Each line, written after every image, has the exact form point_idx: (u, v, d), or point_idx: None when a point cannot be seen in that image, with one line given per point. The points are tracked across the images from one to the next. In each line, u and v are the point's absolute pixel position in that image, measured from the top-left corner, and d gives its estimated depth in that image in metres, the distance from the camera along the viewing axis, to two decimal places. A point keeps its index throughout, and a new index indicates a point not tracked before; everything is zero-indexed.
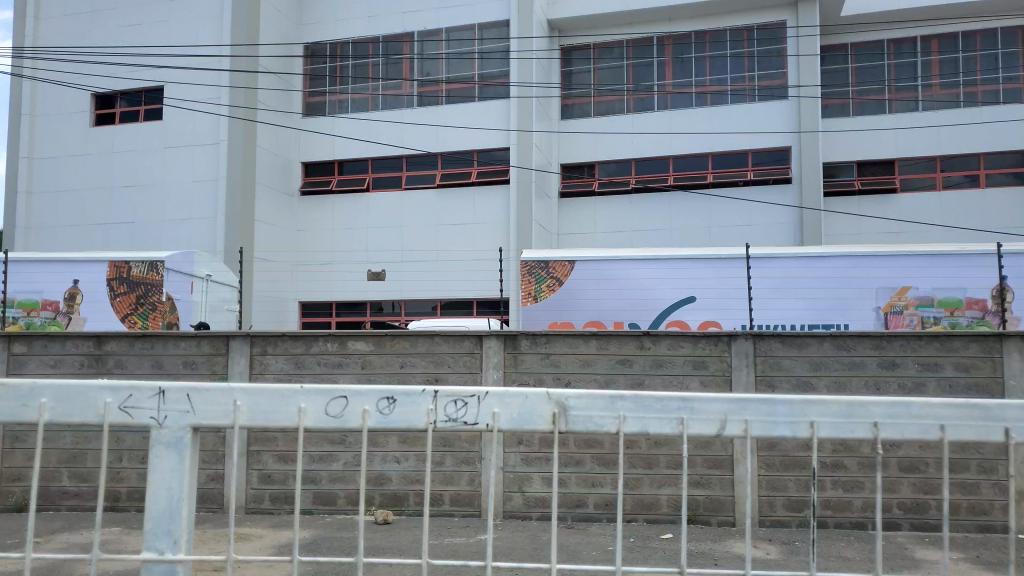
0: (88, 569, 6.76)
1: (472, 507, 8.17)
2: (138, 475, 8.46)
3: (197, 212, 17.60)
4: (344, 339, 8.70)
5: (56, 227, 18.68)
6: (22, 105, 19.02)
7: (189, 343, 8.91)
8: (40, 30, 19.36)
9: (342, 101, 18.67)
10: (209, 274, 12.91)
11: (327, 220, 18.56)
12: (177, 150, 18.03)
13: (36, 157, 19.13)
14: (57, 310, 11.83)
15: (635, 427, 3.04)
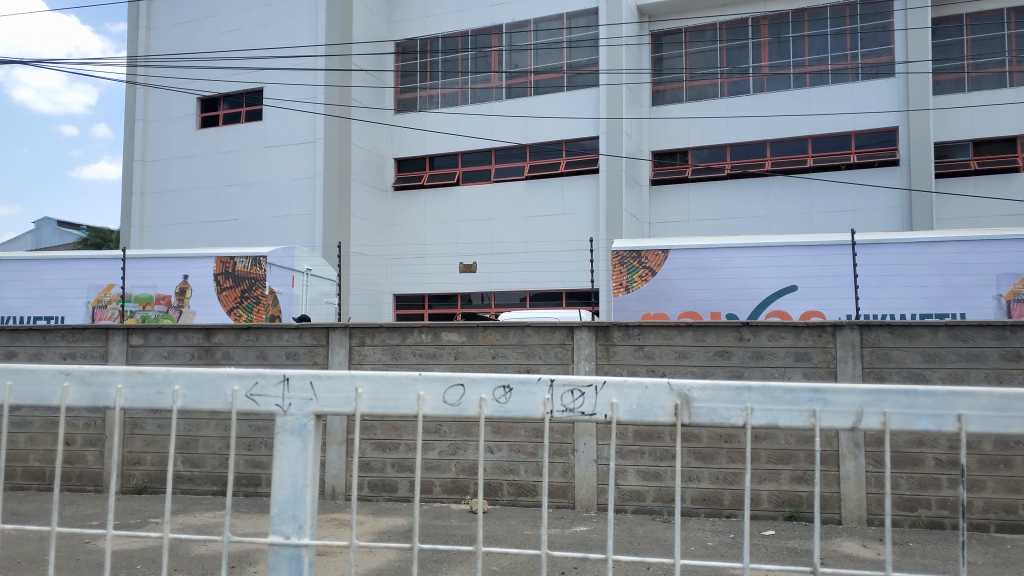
0: (203, 550, 7.14)
1: (566, 499, 8.12)
2: (245, 461, 8.83)
3: (296, 209, 18.24)
4: (438, 330, 8.83)
5: (166, 225, 19.77)
6: (136, 111, 20.32)
7: (292, 335, 9.24)
8: (151, 39, 20.52)
9: (433, 96, 19.01)
10: (309, 268, 13.34)
11: (418, 214, 18.91)
12: (277, 149, 18.67)
13: (148, 159, 20.30)
14: (169, 304, 12.48)
15: (762, 422, 2.28)
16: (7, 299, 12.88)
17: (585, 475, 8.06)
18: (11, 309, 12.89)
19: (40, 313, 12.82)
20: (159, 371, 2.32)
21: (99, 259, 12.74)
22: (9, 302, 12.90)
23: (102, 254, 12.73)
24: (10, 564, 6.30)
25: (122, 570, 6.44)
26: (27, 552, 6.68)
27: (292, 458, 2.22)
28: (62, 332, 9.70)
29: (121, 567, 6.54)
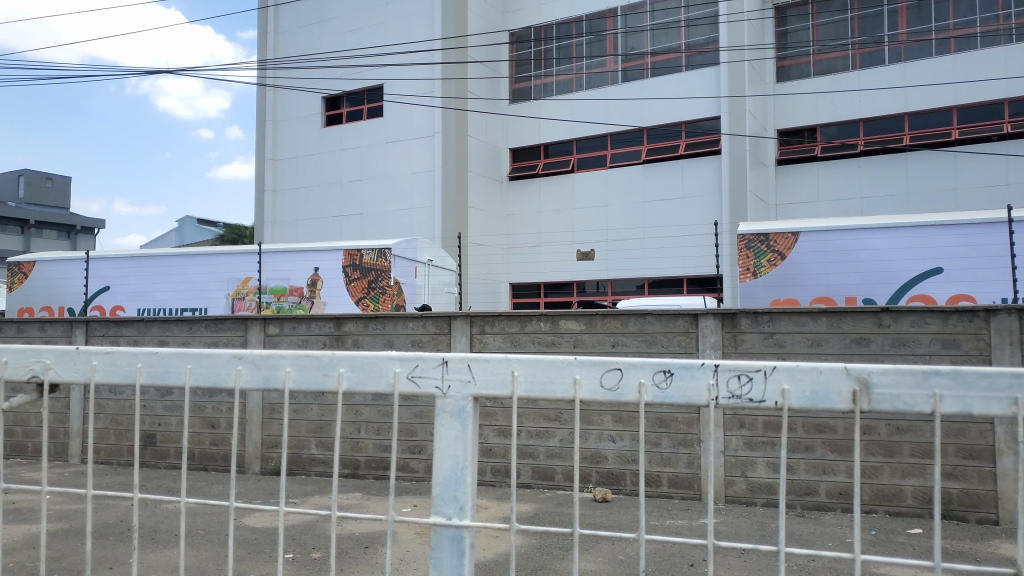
0: (335, 530, 7.45)
1: (692, 490, 7.96)
2: (374, 445, 9.19)
3: (416, 201, 18.73)
4: (556, 318, 8.84)
5: (295, 220, 20.79)
6: (267, 113, 21.50)
7: (416, 323, 9.49)
8: (279, 43, 21.61)
9: (547, 84, 19.04)
10: (430, 259, 13.72)
11: (534, 203, 19.02)
12: (397, 144, 19.22)
13: (278, 158, 21.41)
14: (301, 295, 13.14)
15: (960, 413, 1.87)
16: (157, 292, 13.92)
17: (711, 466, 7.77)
18: (161, 302, 13.93)
19: (186, 305, 13.78)
20: (323, 356, 2.29)
21: (238, 254, 13.55)
22: (160, 295, 13.94)
23: (240, 249, 13.53)
24: (169, 536, 6.81)
25: (267, 545, 6.83)
26: (182, 525, 7.20)
27: (451, 441, 2.15)
28: (206, 322, 10.38)
29: (267, 542, 6.94)
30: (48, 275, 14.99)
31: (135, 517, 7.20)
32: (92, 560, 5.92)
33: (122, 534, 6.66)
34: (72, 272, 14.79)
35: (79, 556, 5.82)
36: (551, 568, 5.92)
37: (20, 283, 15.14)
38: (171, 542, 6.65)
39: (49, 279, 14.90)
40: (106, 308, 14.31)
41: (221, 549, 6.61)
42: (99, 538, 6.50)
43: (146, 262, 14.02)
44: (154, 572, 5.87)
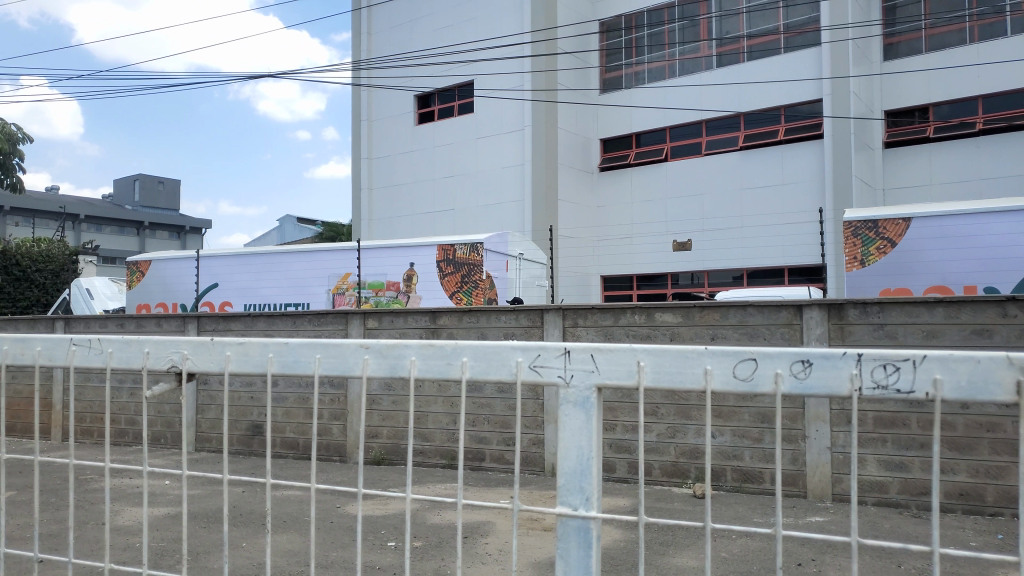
0: (434, 519, 7.57)
1: (796, 488, 7.65)
2: (470, 436, 9.31)
3: (507, 195, 18.84)
4: (652, 311, 8.67)
5: (390, 217, 21.29)
6: (362, 112, 22.11)
7: (508, 317, 9.54)
8: (373, 43, 22.15)
9: (638, 73, 18.79)
10: (521, 253, 13.69)
11: (626, 194, 18.83)
12: (488, 139, 19.37)
13: (373, 156, 21.98)
14: (398, 290, 13.44)
15: None
16: (262, 288, 14.52)
17: (818, 465, 7.50)
18: (266, 298, 14.53)
19: (289, 300, 14.32)
20: (447, 346, 2.32)
21: (337, 251, 13.97)
22: (264, 291, 14.55)
23: (339, 246, 13.95)
24: (278, 522, 7.09)
25: (371, 533, 7.03)
26: (290, 512, 7.49)
27: (576, 432, 2.12)
28: (309, 317, 10.75)
29: (371, 531, 7.13)
30: (163, 273, 15.87)
31: (247, 502, 7.54)
32: (209, 542, 6.23)
33: (236, 519, 6.98)
34: (184, 270, 15.60)
35: (199, 540, 6.14)
36: (653, 564, 5.83)
37: (137, 281, 16.08)
38: (281, 528, 6.93)
39: (164, 277, 15.78)
40: (216, 304, 15.03)
41: (327, 536, 6.84)
42: (217, 522, 6.84)
43: (251, 260, 14.64)
44: (268, 557, 6.13)
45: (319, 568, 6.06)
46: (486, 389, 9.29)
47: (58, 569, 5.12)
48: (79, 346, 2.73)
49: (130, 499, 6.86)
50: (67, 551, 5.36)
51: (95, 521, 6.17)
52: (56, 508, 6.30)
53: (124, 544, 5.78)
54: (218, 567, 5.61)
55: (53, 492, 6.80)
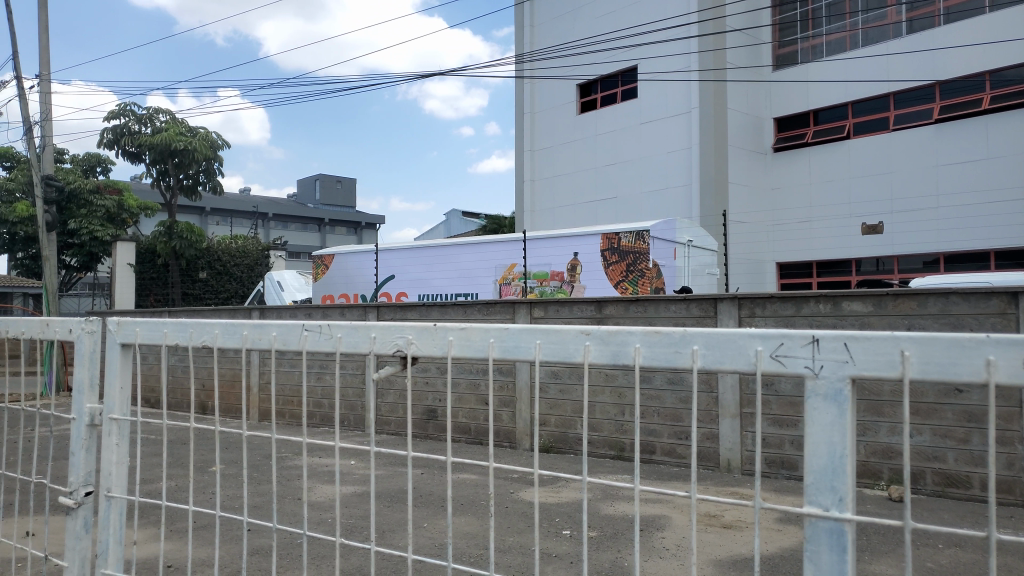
0: (606, 510, 7.46)
1: (1013, 496, 6.80)
2: (639, 428, 9.19)
3: (672, 181, 18.44)
4: (838, 299, 8.08)
5: (553, 207, 21.47)
6: (525, 105, 22.46)
7: (679, 306, 9.30)
8: (535, 36, 22.40)
9: (816, 46, 17.81)
10: (690, 240, 13.33)
11: (803, 174, 17.85)
12: (652, 124, 19.01)
13: (535, 148, 22.27)
14: (563, 280, 13.51)
15: None
16: (433, 279, 15.09)
17: None
18: (438, 288, 15.09)
19: (459, 291, 14.80)
20: (674, 332, 2.20)
21: (504, 242, 14.23)
22: (436, 282, 15.10)
23: (506, 236, 14.23)
24: (455, 504, 7.28)
25: (545, 520, 7.07)
26: (465, 495, 7.67)
27: (828, 428, 1.97)
28: (479, 306, 11.02)
29: (545, 518, 7.17)
30: (345, 266, 16.91)
31: (426, 483, 7.78)
32: (393, 521, 6.53)
33: (416, 500, 7.23)
34: (365, 264, 16.56)
35: (384, 519, 6.45)
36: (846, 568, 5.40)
37: (321, 274, 17.17)
38: (457, 511, 7.09)
39: (346, 270, 16.81)
40: (392, 295, 15.81)
41: (503, 521, 6.96)
42: (396, 502, 7.09)
43: (423, 252, 15.21)
44: (444, 538, 6.34)
45: (499, 552, 6.20)
46: (655, 381, 9.10)
47: (267, 538, 5.54)
48: (310, 331, 2.91)
49: (320, 476, 7.26)
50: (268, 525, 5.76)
51: (294, 496, 6.60)
52: (259, 483, 6.78)
53: (317, 518, 6.16)
54: (401, 545, 5.88)
55: (256, 466, 7.34)
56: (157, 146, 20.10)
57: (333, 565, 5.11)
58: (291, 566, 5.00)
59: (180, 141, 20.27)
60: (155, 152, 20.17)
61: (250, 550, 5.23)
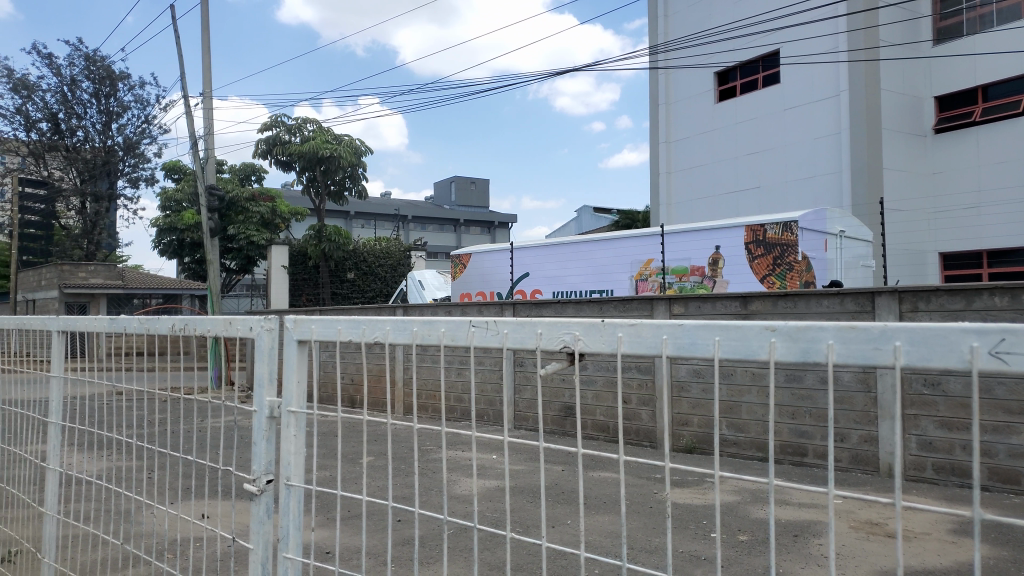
0: (757, 513, 7.12)
1: None
2: (789, 429, 8.74)
3: (821, 168, 17.56)
4: (1017, 292, 7.37)
5: (690, 200, 20.94)
6: (659, 96, 22.06)
7: (832, 300, 8.78)
8: (669, 25, 21.94)
9: (984, 16, 16.34)
10: (842, 230, 12.72)
11: (970, 156, 16.54)
12: (797, 109, 18.16)
13: (671, 140, 21.80)
14: (703, 275, 13.15)
15: None
16: (568, 277, 15.08)
17: None
18: (573, 286, 15.06)
19: (594, 287, 14.72)
20: (875, 326, 1.77)
21: (641, 237, 14.00)
22: (571, 279, 15.09)
23: (642, 232, 13.99)
24: (598, 502, 7.18)
25: (691, 522, 6.84)
26: (608, 493, 7.56)
27: None
28: (616, 303, 10.90)
29: (692, 520, 6.95)
30: (481, 265, 17.22)
31: (567, 480, 7.71)
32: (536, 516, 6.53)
33: (559, 495, 7.22)
34: (500, 262, 16.79)
35: (527, 514, 6.45)
36: None
37: (459, 273, 17.58)
38: (600, 508, 7.01)
39: (483, 268, 17.12)
40: (527, 292, 15.93)
41: (647, 521, 6.82)
42: (539, 497, 7.09)
43: (557, 250, 15.22)
44: (587, 536, 6.29)
45: (644, 552, 6.07)
46: (806, 380, 8.61)
47: (414, 529, 5.65)
48: (476, 328, 2.90)
49: (463, 468, 7.34)
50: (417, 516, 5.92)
51: (440, 489, 6.72)
52: (408, 474, 6.99)
53: (464, 510, 6.27)
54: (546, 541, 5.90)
55: (398, 457, 7.50)
56: (305, 154, 21.36)
57: (482, 559, 5.15)
58: (443, 558, 5.09)
59: (327, 149, 21.45)
60: (304, 160, 21.45)
61: (400, 540, 5.37)
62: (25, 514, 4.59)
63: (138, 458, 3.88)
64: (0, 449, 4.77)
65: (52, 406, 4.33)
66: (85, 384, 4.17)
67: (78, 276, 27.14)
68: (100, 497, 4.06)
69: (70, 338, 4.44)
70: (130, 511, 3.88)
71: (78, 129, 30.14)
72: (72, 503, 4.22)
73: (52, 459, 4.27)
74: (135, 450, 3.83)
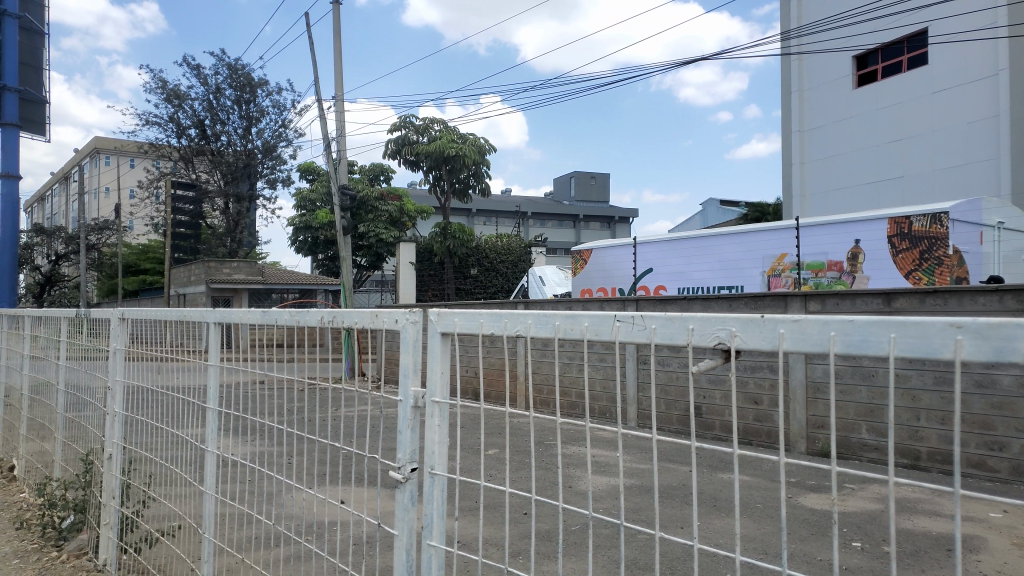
0: None
1: None
2: (939, 436, 8.11)
3: (975, 155, 16.31)
4: None
5: (827, 192, 19.97)
6: (792, 83, 21.14)
7: (989, 298, 8.10)
8: (802, 9, 20.95)
9: None
10: (1000, 221, 11.75)
11: None
12: (947, 92, 16.88)
13: (805, 129, 20.86)
14: (841, 270, 12.50)
15: None
16: (694, 272, 14.69)
17: None
18: (700, 281, 14.67)
19: (722, 283, 14.32)
20: None
21: (773, 232, 13.48)
22: (698, 275, 14.71)
23: (774, 225, 13.46)
24: (727, 504, 6.88)
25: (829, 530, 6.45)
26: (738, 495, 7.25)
27: None
28: (746, 299, 10.50)
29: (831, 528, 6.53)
30: (603, 260, 17.08)
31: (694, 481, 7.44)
32: (663, 516, 6.36)
33: (685, 496, 6.99)
34: (622, 258, 16.59)
35: (652, 513, 6.31)
36: None
37: (579, 268, 17.45)
38: (730, 511, 6.71)
39: (604, 264, 16.96)
40: (650, 288, 15.64)
41: (782, 525, 6.47)
42: (666, 497, 6.91)
43: (682, 244, 14.86)
44: (717, 539, 6.08)
45: (777, 558, 5.80)
46: (959, 383, 7.96)
47: (542, 523, 5.63)
48: (621, 321, 2.34)
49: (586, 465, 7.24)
50: (539, 510, 5.89)
51: (565, 484, 6.70)
52: (532, 469, 6.97)
53: (587, 507, 6.20)
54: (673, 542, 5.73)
55: (525, 449, 7.55)
56: (432, 153, 21.96)
57: (608, 556, 5.06)
58: (569, 553, 5.08)
59: (452, 148, 21.93)
60: (430, 159, 22.07)
61: (528, 534, 5.38)
62: (186, 492, 4.93)
63: (281, 443, 4.04)
64: (163, 431, 5.16)
65: (210, 392, 4.61)
66: (237, 372, 4.43)
67: (223, 272, 29.19)
68: (250, 479, 4.26)
69: (224, 330, 4.72)
70: (279, 494, 4.04)
71: (222, 134, 32.51)
72: (227, 483, 4.47)
73: (210, 441, 4.55)
74: (283, 436, 3.97)
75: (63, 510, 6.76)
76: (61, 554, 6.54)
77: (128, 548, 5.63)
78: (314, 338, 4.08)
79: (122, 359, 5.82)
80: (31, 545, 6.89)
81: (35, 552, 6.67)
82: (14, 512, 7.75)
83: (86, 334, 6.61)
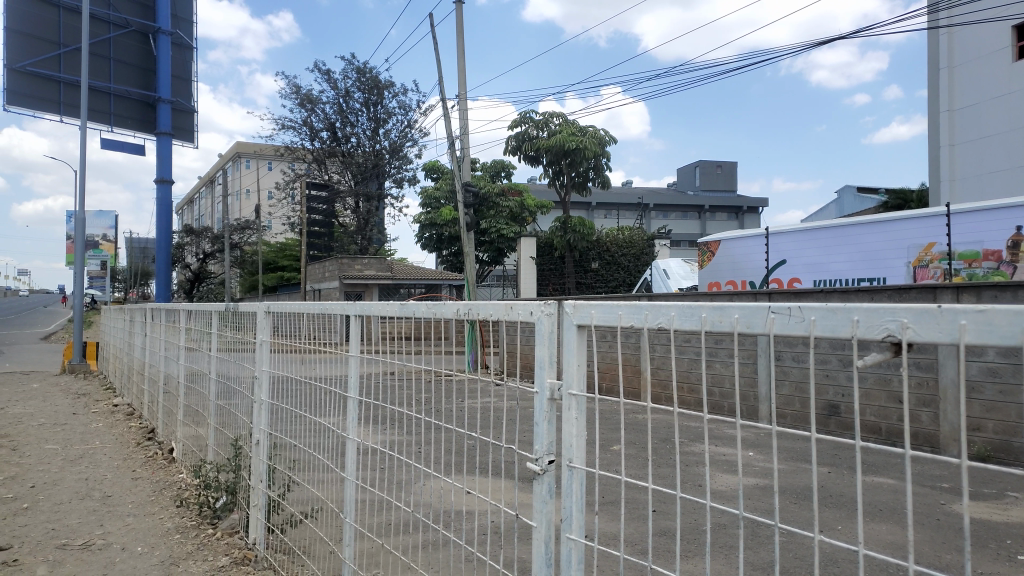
0: None
1: None
2: None
3: None
4: None
5: (980, 176, 18.51)
6: (941, 59, 19.72)
7: None
8: None
9: None
10: None
11: None
12: None
13: (955, 108, 19.42)
14: (1000, 260, 11.48)
15: None
16: (833, 263, 13.99)
17: None
18: (838, 273, 13.92)
19: (863, 275, 13.60)
20: None
21: (920, 220, 12.64)
22: (836, 266, 13.95)
23: (922, 212, 12.63)
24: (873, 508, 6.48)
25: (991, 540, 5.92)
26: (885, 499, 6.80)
27: None
28: (890, 292, 9.87)
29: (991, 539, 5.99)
30: (731, 252, 16.44)
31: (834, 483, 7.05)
32: (801, 517, 6.06)
33: (827, 499, 6.64)
34: (753, 249, 16.03)
35: (790, 515, 6.05)
36: None
37: (707, 261, 16.99)
38: (877, 516, 6.32)
39: (733, 256, 16.37)
40: (783, 280, 14.96)
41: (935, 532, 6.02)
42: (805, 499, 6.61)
43: (818, 234, 14.17)
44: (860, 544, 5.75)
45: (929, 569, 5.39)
46: None
47: (672, 522, 5.50)
48: (776, 313, 2.12)
49: (719, 464, 7.04)
50: (672, 509, 5.76)
51: (694, 482, 6.56)
52: (664, 466, 6.85)
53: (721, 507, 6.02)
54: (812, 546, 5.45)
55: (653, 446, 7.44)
56: (553, 147, 22.00)
57: (744, 558, 4.87)
58: (704, 551, 4.96)
59: (573, 141, 21.90)
60: (552, 153, 22.11)
61: (659, 530, 5.29)
62: (328, 478, 5.14)
63: (417, 433, 4.10)
64: (306, 418, 5.39)
65: (350, 383, 4.76)
66: (375, 362, 4.56)
67: (355, 268, 30.49)
68: (387, 467, 4.37)
69: (363, 322, 4.86)
70: (413, 482, 4.11)
71: (352, 136, 34.01)
72: (366, 471, 4.61)
73: (350, 430, 4.71)
74: (420, 426, 4.03)
75: (216, 491, 7.24)
76: (216, 531, 7.01)
77: (275, 529, 5.95)
78: (445, 330, 4.09)
79: (268, 350, 6.17)
80: (190, 521, 7.43)
81: (194, 529, 7.18)
82: (174, 490, 8.40)
83: (233, 327, 7.06)
